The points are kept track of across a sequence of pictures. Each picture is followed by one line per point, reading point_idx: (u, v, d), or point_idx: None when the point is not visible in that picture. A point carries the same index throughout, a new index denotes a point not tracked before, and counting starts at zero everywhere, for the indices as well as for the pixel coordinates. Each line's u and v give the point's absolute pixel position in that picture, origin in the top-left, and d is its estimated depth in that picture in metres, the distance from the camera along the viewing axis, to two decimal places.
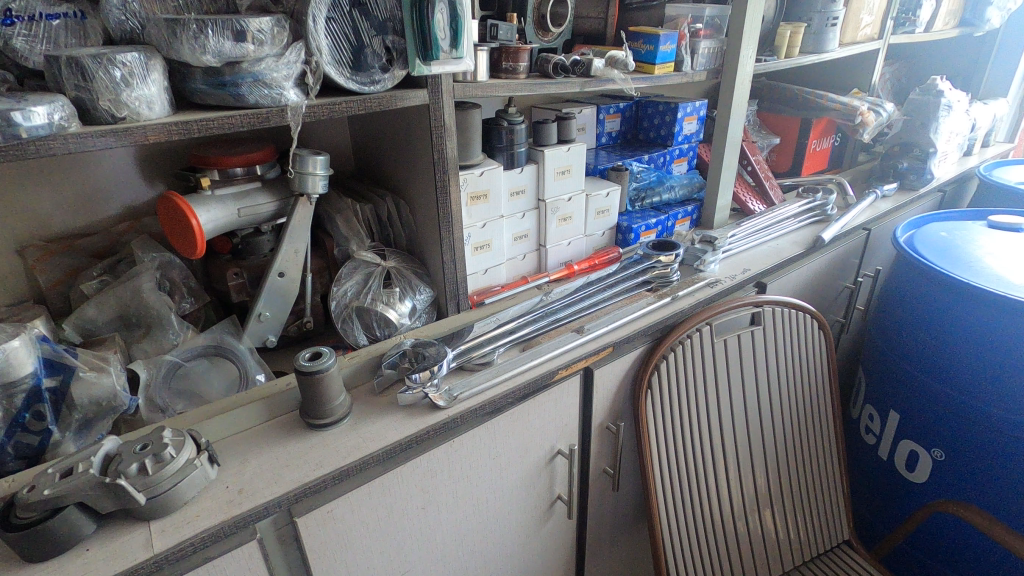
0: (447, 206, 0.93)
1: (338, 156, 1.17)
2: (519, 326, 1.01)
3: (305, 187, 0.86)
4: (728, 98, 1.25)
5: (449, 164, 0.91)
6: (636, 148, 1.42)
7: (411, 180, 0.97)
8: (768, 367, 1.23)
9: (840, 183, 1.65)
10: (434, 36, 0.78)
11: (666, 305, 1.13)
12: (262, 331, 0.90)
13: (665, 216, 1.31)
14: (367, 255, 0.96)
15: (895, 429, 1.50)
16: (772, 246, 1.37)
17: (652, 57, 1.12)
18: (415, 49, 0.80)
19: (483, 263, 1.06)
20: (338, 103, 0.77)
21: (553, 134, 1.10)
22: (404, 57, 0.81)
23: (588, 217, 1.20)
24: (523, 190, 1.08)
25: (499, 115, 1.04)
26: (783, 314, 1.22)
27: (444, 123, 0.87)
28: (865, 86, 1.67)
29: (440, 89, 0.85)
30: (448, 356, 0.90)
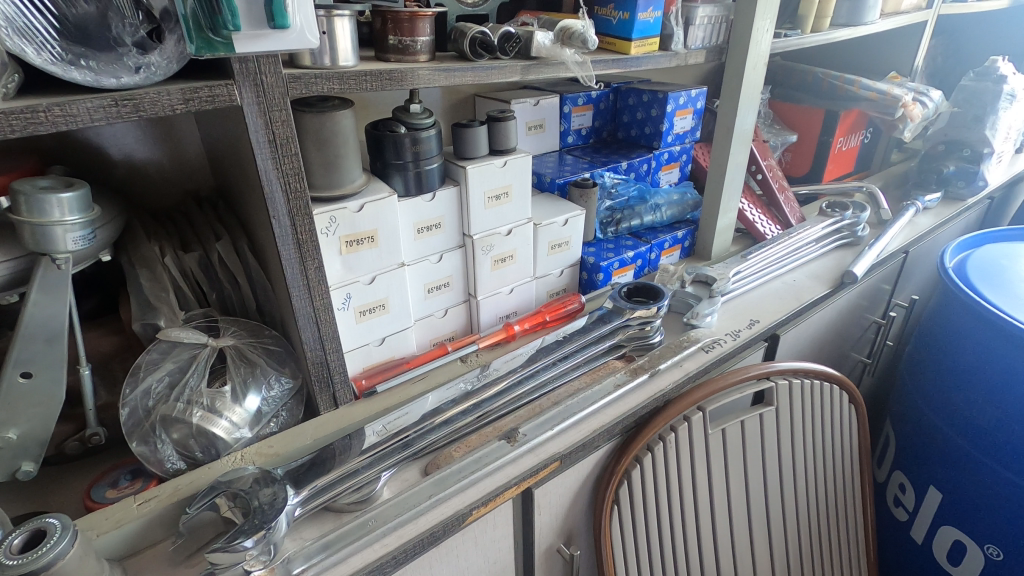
0: (297, 262, 0.60)
1: (186, 168, 0.80)
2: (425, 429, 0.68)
3: (48, 246, 0.52)
4: (735, 87, 0.91)
5: (293, 197, 0.57)
6: (613, 152, 1.08)
7: (255, 217, 0.64)
8: (785, 462, 0.90)
9: (871, 193, 1.31)
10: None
11: (644, 383, 0.80)
12: (9, 459, 0.58)
13: (647, 247, 0.98)
14: (184, 333, 0.62)
15: (935, 509, 1.19)
16: (787, 284, 1.05)
17: (628, 30, 0.77)
18: (194, 11, 0.45)
19: (375, 332, 0.73)
20: (38, 105, 0.42)
21: (483, 141, 0.75)
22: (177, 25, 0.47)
23: (539, 253, 0.87)
24: (438, 223, 0.75)
25: (396, 115, 0.70)
26: (804, 386, 0.89)
27: (275, 136, 0.54)
28: (906, 69, 1.33)
29: (260, 78, 0.51)
30: (292, 501, 0.57)
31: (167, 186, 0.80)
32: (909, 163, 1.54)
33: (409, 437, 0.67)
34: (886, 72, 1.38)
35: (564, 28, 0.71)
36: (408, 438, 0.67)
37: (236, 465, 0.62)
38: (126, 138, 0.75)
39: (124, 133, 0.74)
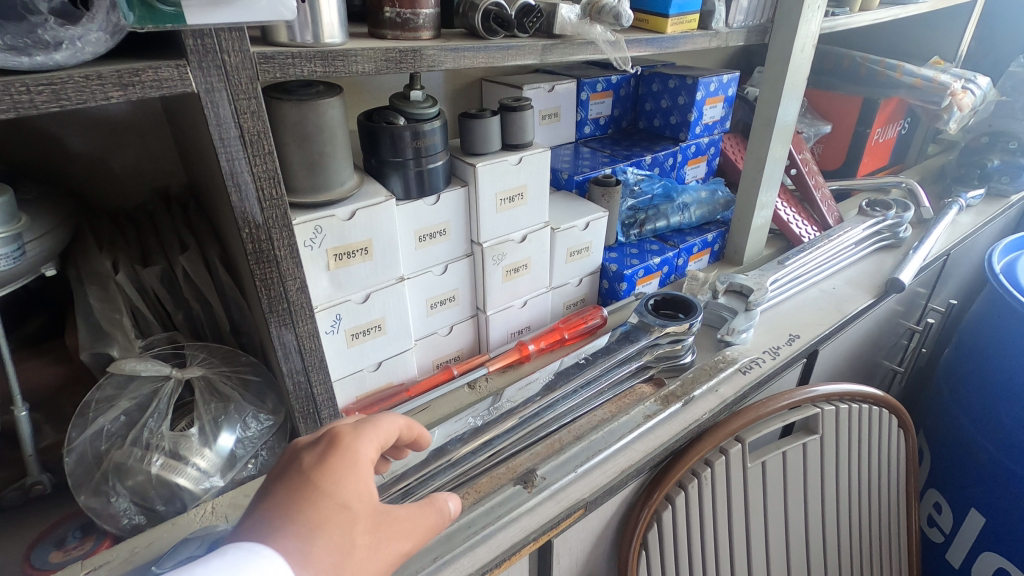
0: (274, 283, 0.49)
1: (159, 162, 0.69)
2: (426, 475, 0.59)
3: None
4: (779, 72, 0.80)
5: (268, 206, 0.46)
6: (635, 144, 0.97)
7: (227, 226, 0.54)
8: (830, 496, 0.80)
9: (911, 188, 1.20)
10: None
11: (678, 412, 0.71)
12: None
13: (675, 252, 0.88)
14: (143, 365, 0.52)
15: (976, 534, 1.10)
16: (827, 293, 0.95)
17: (665, 5, 0.65)
18: None
19: (370, 357, 0.63)
20: None
21: (495, 133, 0.65)
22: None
23: (555, 261, 0.77)
24: (442, 230, 0.65)
25: (393, 104, 0.59)
26: (850, 412, 0.80)
27: (244, 131, 0.43)
28: (950, 54, 1.22)
29: (223, 56, 0.40)
30: None
31: (134, 183, 0.69)
32: (947, 156, 1.43)
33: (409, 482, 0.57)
34: (928, 57, 1.27)
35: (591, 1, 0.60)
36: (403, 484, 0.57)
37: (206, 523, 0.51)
38: (86, 127, 0.63)
39: (84, 121, 0.63)
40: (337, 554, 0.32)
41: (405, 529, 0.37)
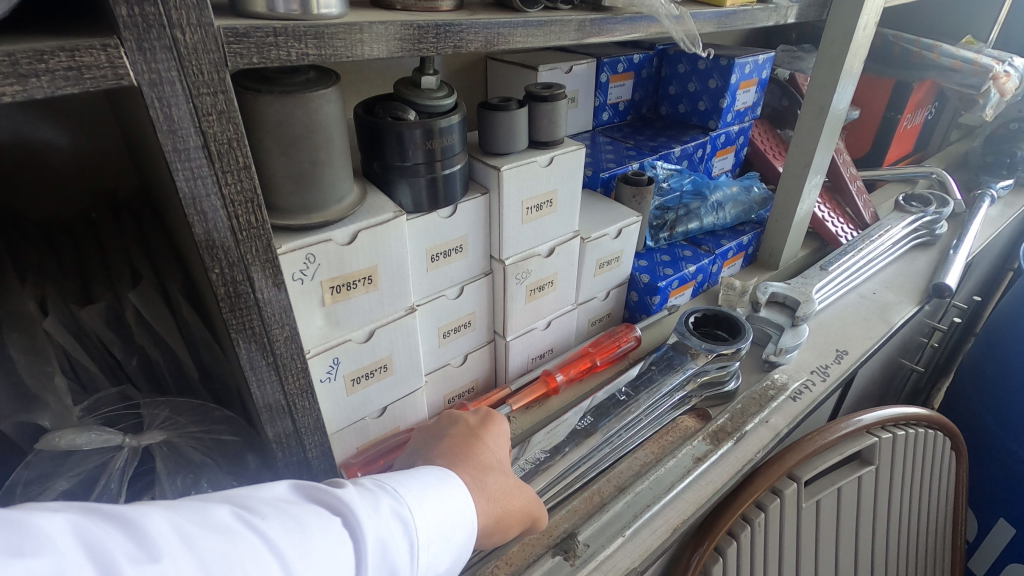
0: (256, 336, 0.38)
1: (110, 158, 0.55)
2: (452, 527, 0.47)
3: None
4: (837, 52, 0.69)
5: (246, 238, 0.34)
6: (659, 133, 0.86)
7: (192, 256, 0.42)
8: (882, 530, 0.73)
9: (942, 179, 1.11)
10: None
11: (729, 451, 0.61)
12: None
13: (709, 258, 0.78)
14: (85, 437, 0.41)
15: (1004, 544, 1.06)
16: (868, 299, 0.86)
17: None
18: None
19: (373, 403, 0.52)
20: None
21: (522, 128, 0.53)
22: None
23: (583, 274, 0.66)
24: (459, 247, 0.53)
25: (399, 93, 0.47)
26: (905, 438, 0.72)
27: (211, 138, 0.31)
28: (985, 33, 1.13)
29: (181, 37, 0.28)
30: None
31: (76, 186, 0.54)
32: (969, 142, 1.36)
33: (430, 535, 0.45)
34: (959, 37, 1.18)
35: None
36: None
37: None
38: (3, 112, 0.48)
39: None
40: (496, 489, 0.41)
41: (531, 500, 0.45)
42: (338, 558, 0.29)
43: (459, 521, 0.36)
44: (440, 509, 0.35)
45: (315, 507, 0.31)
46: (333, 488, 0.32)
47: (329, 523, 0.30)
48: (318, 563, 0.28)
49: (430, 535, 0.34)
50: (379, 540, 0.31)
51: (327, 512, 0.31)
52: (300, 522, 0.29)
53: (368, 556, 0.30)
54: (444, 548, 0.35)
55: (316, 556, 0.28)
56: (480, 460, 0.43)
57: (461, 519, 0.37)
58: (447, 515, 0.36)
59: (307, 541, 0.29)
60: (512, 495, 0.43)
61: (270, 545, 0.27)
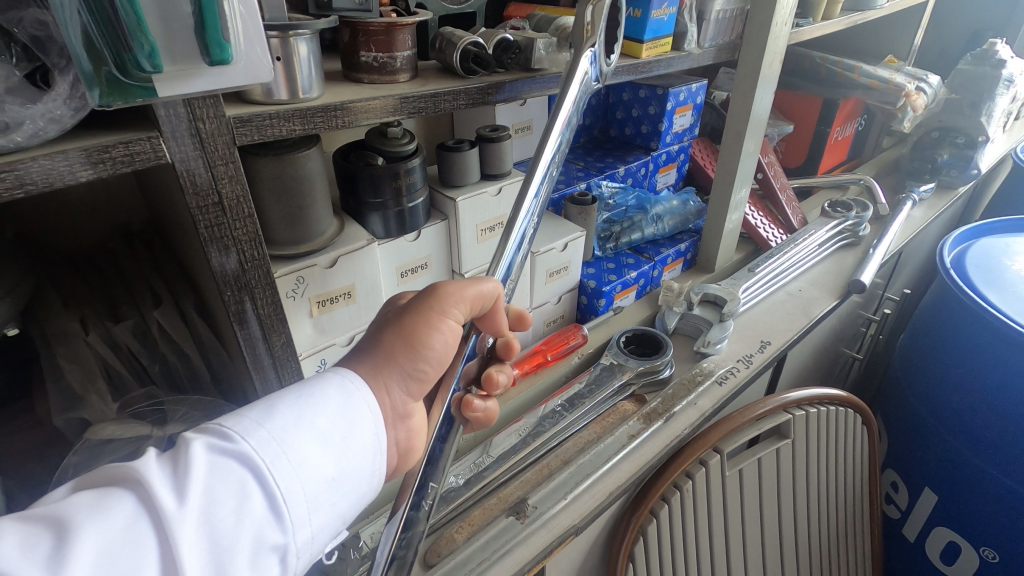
0: (259, 341, 0.48)
1: (121, 199, 0.64)
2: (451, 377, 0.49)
3: None
4: (748, 87, 0.81)
5: (249, 266, 0.45)
6: (607, 154, 0.98)
7: (201, 279, 0.52)
8: (800, 494, 0.85)
9: (869, 185, 1.25)
10: (134, 18, 0.31)
11: (659, 430, 0.73)
12: None
13: (650, 264, 0.90)
14: (121, 428, 0.51)
15: (930, 511, 1.18)
16: (793, 296, 0.98)
17: (640, 30, 0.65)
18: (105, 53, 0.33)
19: None
20: None
21: (474, 165, 0.64)
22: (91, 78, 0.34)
23: (535, 283, 0.77)
24: (423, 264, 0.64)
25: (369, 142, 0.58)
26: (819, 415, 0.84)
27: (221, 195, 0.41)
28: (904, 53, 1.26)
29: (204, 128, 0.38)
30: None
31: (92, 221, 0.64)
32: (899, 148, 1.50)
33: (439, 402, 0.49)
34: (882, 56, 1.31)
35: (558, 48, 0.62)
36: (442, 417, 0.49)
37: None
38: None
39: None
40: (373, 338, 0.45)
41: (428, 305, 0.45)
42: (135, 537, 0.30)
43: (314, 424, 0.38)
44: (290, 426, 0.37)
45: (90, 502, 0.30)
46: (125, 474, 0.32)
47: (112, 509, 0.30)
48: (108, 545, 0.29)
49: (275, 457, 0.35)
50: (201, 493, 0.32)
51: (108, 499, 0.31)
52: (65, 525, 0.29)
53: (180, 513, 0.31)
54: (304, 455, 0.36)
55: (92, 548, 0.28)
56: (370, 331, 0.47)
57: (321, 421, 0.38)
58: (297, 426, 0.37)
59: (81, 536, 0.28)
60: (395, 327, 0.44)
61: (26, 559, 0.27)
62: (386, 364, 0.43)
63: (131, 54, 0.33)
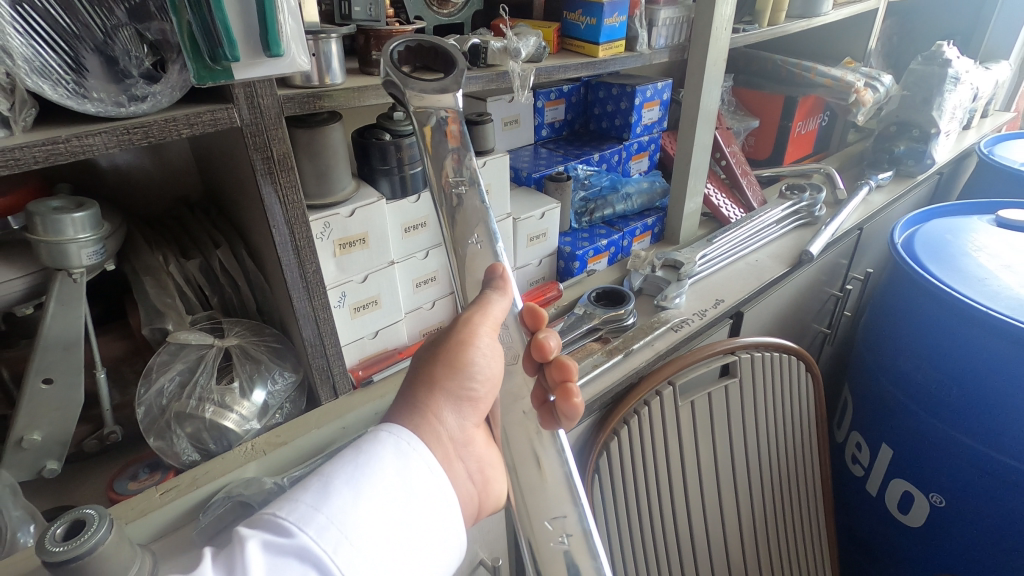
0: (296, 266, 0.64)
1: (175, 169, 0.81)
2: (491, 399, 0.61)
3: (64, 261, 0.57)
4: (696, 81, 0.97)
5: (291, 207, 0.61)
6: (584, 144, 1.14)
7: (250, 223, 0.69)
8: (748, 427, 0.99)
9: (828, 173, 1.39)
10: (224, 28, 0.47)
11: (618, 363, 0.88)
12: (33, 460, 0.63)
13: (619, 235, 1.05)
14: (191, 335, 0.67)
15: (886, 466, 1.30)
16: (750, 265, 1.12)
17: (596, 34, 0.82)
18: (205, 46, 0.49)
19: (369, 327, 0.79)
20: (59, 138, 0.46)
21: (463, 143, 0.81)
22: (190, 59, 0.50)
23: (518, 245, 0.93)
24: (423, 222, 0.80)
25: (380, 123, 0.75)
26: (764, 359, 0.97)
27: (272, 151, 0.57)
28: (859, 55, 1.41)
29: (259, 102, 0.55)
30: None
31: (163, 192, 0.81)
32: (864, 143, 1.64)
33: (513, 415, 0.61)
34: (842, 57, 1.45)
35: (440, 53, 0.60)
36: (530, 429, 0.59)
37: (250, 456, 0.68)
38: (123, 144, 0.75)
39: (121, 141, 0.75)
40: (419, 372, 0.58)
41: (450, 341, 0.57)
42: None
43: (367, 504, 0.47)
44: (342, 508, 0.46)
45: None
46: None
47: None
48: None
49: (334, 543, 0.44)
50: None
51: None
52: None
53: None
54: (361, 536, 0.45)
55: None
56: (417, 365, 0.60)
57: (374, 495, 0.47)
58: (355, 512, 0.46)
59: None
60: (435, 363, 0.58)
61: None
62: (430, 395, 0.57)
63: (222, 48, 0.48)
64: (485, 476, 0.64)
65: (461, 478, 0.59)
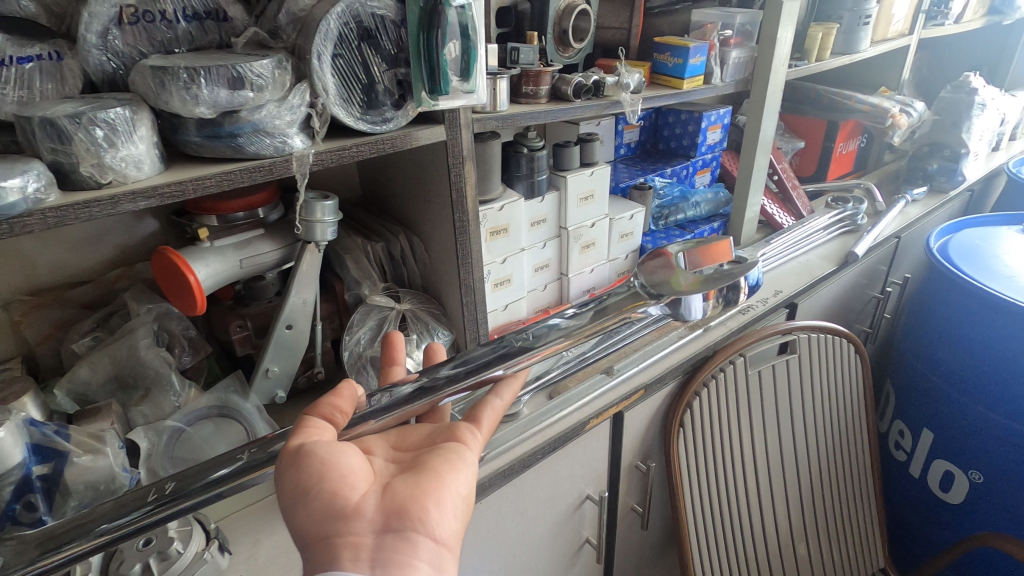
0: (465, 246, 0.85)
1: (338, 180, 1.04)
2: (414, 408, 0.61)
3: (314, 236, 0.78)
4: (758, 108, 1.16)
5: (468, 202, 0.82)
6: (656, 160, 1.34)
7: (423, 215, 0.90)
8: (803, 397, 1.16)
9: (868, 189, 1.56)
10: (443, 68, 0.69)
11: (697, 337, 1.06)
12: (271, 387, 0.84)
13: (691, 235, 1.25)
14: (380, 298, 0.90)
15: (927, 449, 1.44)
16: (802, 263, 1.30)
17: (681, 71, 1.03)
18: (420, 80, 0.70)
19: (502, 300, 0.99)
20: (348, 147, 0.68)
21: (575, 157, 1.02)
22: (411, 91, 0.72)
23: (611, 241, 1.13)
24: (544, 219, 1.01)
25: (517, 141, 0.97)
26: (820, 340, 1.15)
27: (462, 158, 0.79)
28: (894, 84, 1.60)
29: (458, 123, 0.77)
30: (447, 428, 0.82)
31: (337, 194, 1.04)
32: (899, 162, 1.82)
33: (462, 360, 0.64)
34: (878, 86, 1.64)
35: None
36: (477, 351, 0.65)
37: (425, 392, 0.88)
38: None
39: None
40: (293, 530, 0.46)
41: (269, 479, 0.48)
42: None
43: None
44: None
45: None
46: None
47: None
48: None
49: None
50: None
51: None
52: None
53: None
54: None
55: None
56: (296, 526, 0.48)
57: None
58: None
59: None
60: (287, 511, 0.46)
61: None
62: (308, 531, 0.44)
63: (439, 83, 0.70)
64: (441, 499, 0.47)
65: (405, 540, 0.44)
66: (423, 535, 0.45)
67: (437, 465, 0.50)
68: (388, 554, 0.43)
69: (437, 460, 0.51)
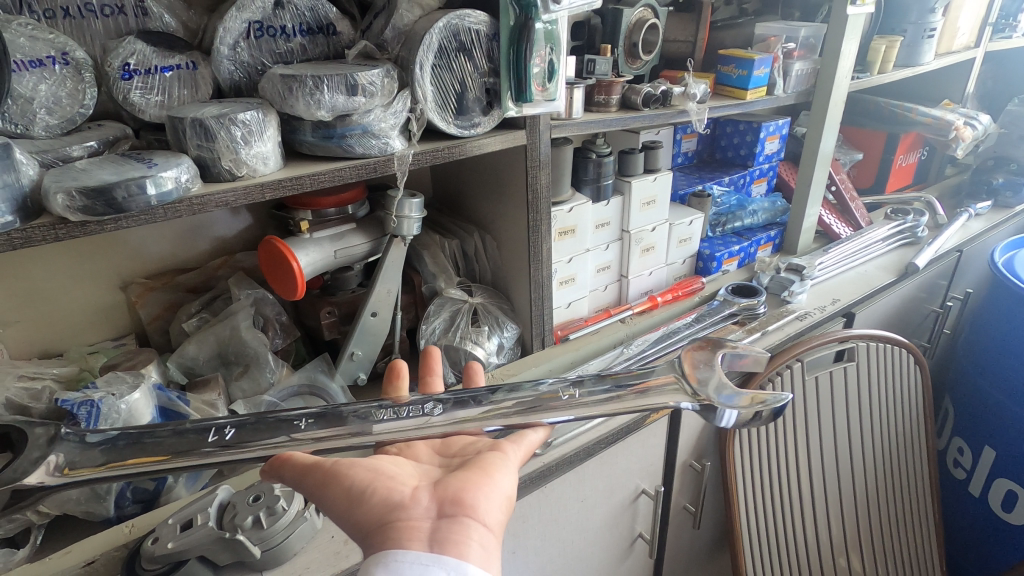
0: (535, 244, 0.90)
1: (414, 183, 1.12)
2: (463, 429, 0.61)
3: (401, 230, 0.85)
4: (819, 119, 1.18)
5: (541, 202, 0.87)
6: (713, 169, 1.37)
7: (496, 215, 0.95)
8: (859, 405, 1.17)
9: (929, 202, 1.55)
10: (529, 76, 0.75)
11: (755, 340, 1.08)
12: (354, 369, 0.91)
13: (748, 243, 1.28)
14: (455, 292, 0.97)
15: (989, 467, 1.40)
16: (860, 273, 1.30)
17: (745, 82, 1.06)
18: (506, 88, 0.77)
19: (565, 298, 1.04)
20: (441, 148, 0.75)
21: (639, 163, 1.06)
22: (497, 98, 0.79)
23: (670, 246, 1.17)
24: (607, 222, 1.05)
25: (586, 147, 1.02)
26: (879, 348, 1.15)
27: (539, 161, 0.84)
28: (957, 97, 1.58)
29: (538, 128, 0.82)
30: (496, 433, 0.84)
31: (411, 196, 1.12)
32: (962, 176, 1.79)
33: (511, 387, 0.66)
34: (941, 99, 1.63)
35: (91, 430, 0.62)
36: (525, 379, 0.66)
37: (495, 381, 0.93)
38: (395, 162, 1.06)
39: None
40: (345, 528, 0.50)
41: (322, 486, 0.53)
42: None
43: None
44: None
45: None
46: None
47: None
48: None
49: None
50: None
51: None
52: None
53: None
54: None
55: None
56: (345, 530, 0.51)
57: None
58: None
59: None
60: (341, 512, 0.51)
61: None
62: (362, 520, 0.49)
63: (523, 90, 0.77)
64: (488, 492, 0.52)
65: (458, 523, 0.48)
66: (474, 520, 0.49)
67: (481, 468, 0.56)
68: (444, 533, 0.47)
69: (482, 463, 0.57)
